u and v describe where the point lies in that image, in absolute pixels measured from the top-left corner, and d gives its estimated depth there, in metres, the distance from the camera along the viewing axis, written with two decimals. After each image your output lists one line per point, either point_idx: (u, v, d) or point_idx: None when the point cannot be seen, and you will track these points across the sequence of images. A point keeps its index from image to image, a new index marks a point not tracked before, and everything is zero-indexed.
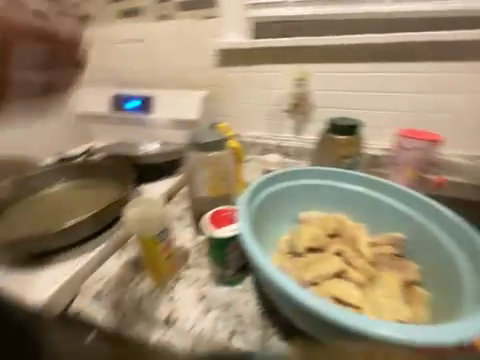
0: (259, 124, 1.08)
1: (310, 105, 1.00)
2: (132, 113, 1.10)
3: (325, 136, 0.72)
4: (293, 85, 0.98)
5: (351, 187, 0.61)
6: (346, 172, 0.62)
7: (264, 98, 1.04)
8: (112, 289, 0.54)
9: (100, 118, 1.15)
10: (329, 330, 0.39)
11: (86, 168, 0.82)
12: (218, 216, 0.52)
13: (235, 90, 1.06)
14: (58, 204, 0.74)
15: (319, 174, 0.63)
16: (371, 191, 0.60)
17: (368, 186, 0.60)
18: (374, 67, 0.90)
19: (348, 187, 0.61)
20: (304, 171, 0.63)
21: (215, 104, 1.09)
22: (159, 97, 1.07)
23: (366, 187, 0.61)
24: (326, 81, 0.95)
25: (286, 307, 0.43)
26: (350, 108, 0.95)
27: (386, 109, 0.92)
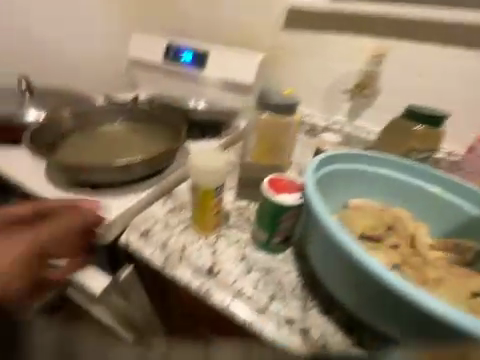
0: (312, 100, 0.99)
1: (378, 90, 0.89)
2: (183, 67, 1.04)
3: (399, 122, 0.65)
4: (368, 62, 0.87)
5: (423, 183, 0.55)
6: (421, 166, 0.56)
7: (326, 72, 0.94)
8: (160, 230, 0.57)
9: (148, 65, 1.10)
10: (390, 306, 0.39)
11: (139, 113, 0.83)
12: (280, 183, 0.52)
13: (296, 58, 0.97)
14: (112, 142, 0.77)
15: (390, 163, 0.57)
16: (447, 195, 0.54)
17: (443, 186, 0.55)
18: (468, 56, 0.77)
19: (419, 183, 0.55)
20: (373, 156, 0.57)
21: (270, 70, 1.02)
22: (214, 53, 1.01)
23: (440, 187, 0.55)
24: (405, 63, 0.84)
25: (342, 279, 0.43)
26: (423, 99, 0.84)
27: (466, 107, 0.80)
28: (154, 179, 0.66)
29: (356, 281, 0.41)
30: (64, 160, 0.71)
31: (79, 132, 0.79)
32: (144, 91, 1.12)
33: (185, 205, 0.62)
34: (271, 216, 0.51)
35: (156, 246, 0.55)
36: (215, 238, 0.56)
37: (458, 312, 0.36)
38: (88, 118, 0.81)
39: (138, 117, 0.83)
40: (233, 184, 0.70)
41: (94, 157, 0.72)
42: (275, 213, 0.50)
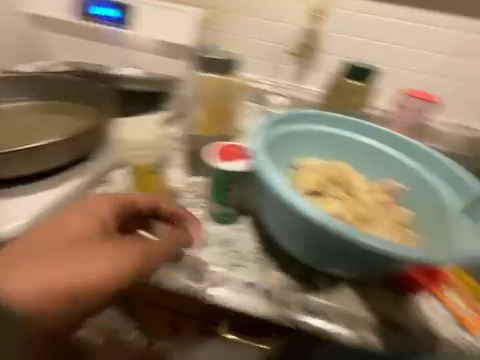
0: (254, 64, 0.89)
1: (321, 49, 0.85)
2: (102, 24, 0.84)
3: (338, 79, 0.70)
4: (306, 18, 0.83)
5: (360, 136, 0.59)
6: (356, 121, 0.59)
7: (269, 32, 0.86)
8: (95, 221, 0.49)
9: (56, 25, 0.87)
10: (332, 247, 0.42)
11: (49, 86, 0.68)
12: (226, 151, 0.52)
13: (235, 15, 0.86)
14: (19, 127, 0.63)
15: (329, 121, 0.59)
16: (386, 147, 0.58)
17: (376, 137, 0.59)
18: (398, 11, 0.78)
19: (356, 136, 0.59)
20: (314, 115, 0.59)
21: (206, 31, 0.86)
22: (138, 7, 0.82)
23: (375, 138, 0.59)
24: (345, 20, 0.81)
25: (290, 232, 0.45)
26: (363, 58, 0.83)
27: (399, 65, 0.83)
28: (86, 163, 0.60)
29: (304, 232, 0.43)
30: None
31: None
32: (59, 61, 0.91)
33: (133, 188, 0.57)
34: (219, 184, 0.51)
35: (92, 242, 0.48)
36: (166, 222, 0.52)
37: (386, 243, 0.40)
38: None
39: (49, 94, 0.68)
40: (180, 162, 0.63)
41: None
42: (222, 181, 0.50)
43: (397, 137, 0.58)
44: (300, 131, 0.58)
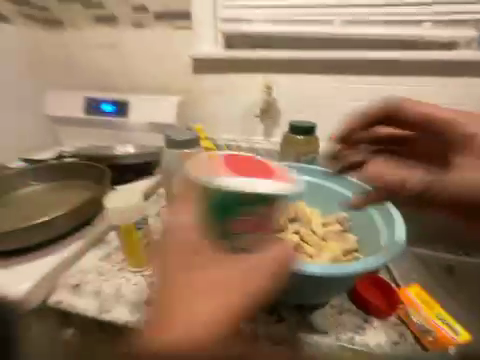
0: (229, 128, 1.17)
1: (277, 111, 1.11)
2: (107, 117, 1.13)
3: (286, 136, 0.89)
4: (262, 92, 1.09)
5: (305, 178, 0.73)
6: (300, 166, 0.74)
7: (236, 104, 1.13)
8: (90, 281, 0.56)
9: (78, 122, 1.18)
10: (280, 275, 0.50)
11: (61, 168, 0.84)
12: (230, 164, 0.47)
13: (209, 96, 1.15)
14: (31, 204, 0.75)
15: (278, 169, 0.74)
16: (331, 184, 0.72)
17: (317, 177, 0.73)
18: (329, 78, 1.03)
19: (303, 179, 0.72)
20: None
21: (188, 109, 1.17)
22: (133, 101, 1.11)
23: (316, 179, 0.73)
24: (291, 89, 1.07)
25: None
26: (312, 113, 1.08)
27: (341, 115, 1.06)
28: (84, 228, 0.66)
29: None
30: None
31: None
32: (78, 146, 1.21)
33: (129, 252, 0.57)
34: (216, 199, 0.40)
35: (91, 312, 0.51)
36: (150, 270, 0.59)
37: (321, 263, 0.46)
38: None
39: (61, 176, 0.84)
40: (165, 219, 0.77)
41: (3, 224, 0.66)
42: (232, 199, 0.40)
43: (333, 175, 0.72)
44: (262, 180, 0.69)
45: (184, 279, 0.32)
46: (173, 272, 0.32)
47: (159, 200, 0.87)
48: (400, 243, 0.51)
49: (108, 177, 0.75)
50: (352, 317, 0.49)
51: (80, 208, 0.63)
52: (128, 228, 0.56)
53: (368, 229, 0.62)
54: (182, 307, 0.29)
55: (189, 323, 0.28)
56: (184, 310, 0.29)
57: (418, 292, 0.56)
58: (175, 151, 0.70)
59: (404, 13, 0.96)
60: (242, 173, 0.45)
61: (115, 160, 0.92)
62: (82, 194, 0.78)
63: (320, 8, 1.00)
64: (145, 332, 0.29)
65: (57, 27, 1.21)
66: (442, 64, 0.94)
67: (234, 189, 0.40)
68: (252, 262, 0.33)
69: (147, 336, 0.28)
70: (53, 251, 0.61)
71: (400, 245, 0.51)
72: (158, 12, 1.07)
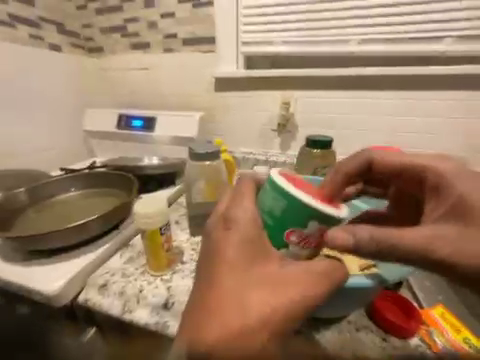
0: (248, 141, 1.23)
1: (294, 125, 1.14)
2: (135, 132, 1.24)
3: (304, 149, 0.91)
4: (280, 108, 1.13)
5: None
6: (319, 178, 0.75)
7: (255, 119, 1.19)
8: (116, 281, 0.60)
9: (111, 136, 1.31)
10: None
11: (96, 177, 0.93)
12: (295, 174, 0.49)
13: (230, 112, 1.22)
14: (67, 209, 0.82)
15: None
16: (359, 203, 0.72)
17: None
18: (347, 94, 1.05)
19: None
20: None
21: (210, 124, 1.26)
22: (160, 117, 1.20)
23: None
24: (309, 105, 1.11)
25: None
26: (329, 128, 1.11)
27: (359, 129, 1.07)
28: (113, 232, 0.72)
29: None
30: (13, 232, 0.71)
31: (32, 207, 0.82)
32: (110, 156, 1.33)
33: (149, 254, 0.61)
34: (293, 213, 0.43)
35: (116, 311, 0.55)
36: (170, 275, 0.62)
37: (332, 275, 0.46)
38: (39, 190, 0.85)
39: (93, 184, 0.94)
40: (185, 226, 0.81)
41: (43, 225, 0.73)
42: (309, 213, 0.43)
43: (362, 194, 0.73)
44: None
45: (241, 276, 0.38)
46: (233, 265, 0.39)
47: (179, 208, 0.92)
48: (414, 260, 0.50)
49: (134, 186, 0.82)
50: (370, 336, 0.48)
51: (112, 213, 0.68)
52: (153, 233, 0.59)
53: None
54: (238, 296, 0.36)
55: (241, 310, 0.35)
56: (235, 297, 0.36)
57: (441, 312, 0.52)
58: (197, 162, 0.74)
59: (430, 28, 0.91)
60: (307, 186, 0.46)
61: (142, 170, 1.00)
62: (113, 200, 0.85)
63: (340, 26, 0.99)
64: (204, 308, 0.36)
65: (99, 53, 1.38)
66: (468, 79, 0.92)
67: (301, 200, 0.43)
68: (295, 273, 0.40)
69: (207, 311, 0.36)
70: (86, 251, 0.67)
71: None
72: (185, 38, 1.18)
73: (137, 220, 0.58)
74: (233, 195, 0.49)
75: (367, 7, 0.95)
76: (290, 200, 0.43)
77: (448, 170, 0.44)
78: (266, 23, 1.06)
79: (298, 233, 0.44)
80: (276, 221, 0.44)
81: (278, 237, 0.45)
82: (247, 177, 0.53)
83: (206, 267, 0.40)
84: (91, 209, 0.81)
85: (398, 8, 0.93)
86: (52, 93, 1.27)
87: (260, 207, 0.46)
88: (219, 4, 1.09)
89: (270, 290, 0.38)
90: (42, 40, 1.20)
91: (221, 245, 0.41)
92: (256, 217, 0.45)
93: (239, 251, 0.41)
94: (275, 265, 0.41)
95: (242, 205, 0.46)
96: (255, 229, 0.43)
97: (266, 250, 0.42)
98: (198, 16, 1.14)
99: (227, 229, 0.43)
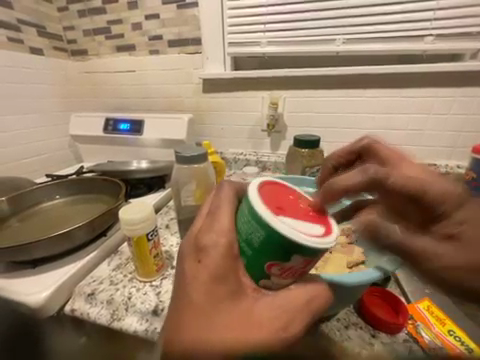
0: (238, 142, 1.24)
1: (283, 125, 1.15)
2: (122, 135, 1.22)
3: (292, 149, 0.91)
4: (269, 108, 1.13)
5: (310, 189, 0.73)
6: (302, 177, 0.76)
7: (244, 120, 1.20)
8: (103, 289, 0.59)
9: (97, 140, 1.29)
10: None
11: (82, 183, 0.91)
12: (270, 194, 0.40)
13: (219, 113, 1.22)
14: (51, 217, 0.80)
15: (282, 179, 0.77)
16: None
17: None
18: (334, 93, 1.06)
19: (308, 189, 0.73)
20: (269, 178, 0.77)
21: (199, 126, 1.27)
22: (147, 120, 1.18)
23: None
24: (296, 104, 1.11)
25: None
26: (317, 127, 1.13)
27: (346, 127, 1.10)
28: (101, 239, 0.71)
29: None
30: None
31: (14, 217, 0.79)
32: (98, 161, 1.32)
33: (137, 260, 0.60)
34: (272, 246, 0.34)
35: (104, 321, 0.54)
36: (159, 281, 0.61)
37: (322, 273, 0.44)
38: (21, 198, 0.82)
39: (78, 190, 0.92)
40: (175, 230, 0.81)
41: (26, 235, 0.71)
42: (291, 248, 0.34)
43: None
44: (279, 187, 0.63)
45: (209, 313, 0.34)
46: (212, 288, 0.36)
47: (169, 212, 0.91)
48: None
49: (122, 191, 0.81)
50: (358, 332, 0.48)
51: (98, 220, 0.67)
52: (139, 239, 0.58)
53: None
54: (215, 326, 0.33)
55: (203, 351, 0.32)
56: (213, 324, 0.33)
57: (427, 306, 0.54)
58: (185, 166, 0.72)
59: (412, 26, 0.93)
60: (285, 211, 0.38)
61: (130, 174, 0.98)
62: (100, 206, 0.83)
63: (325, 26, 1.00)
64: (181, 327, 0.34)
65: (84, 57, 1.36)
66: (449, 76, 0.94)
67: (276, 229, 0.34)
68: (268, 311, 0.35)
69: (184, 331, 0.33)
70: (72, 260, 0.65)
71: None
72: (171, 40, 1.17)
73: (124, 224, 0.57)
74: (209, 213, 0.42)
75: (351, 6, 0.95)
76: (269, 230, 0.34)
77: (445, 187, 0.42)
78: (252, 23, 1.05)
79: (281, 268, 0.36)
80: (255, 253, 0.36)
81: (258, 271, 0.37)
82: (226, 187, 0.45)
83: (184, 282, 0.37)
84: (77, 216, 0.79)
85: (382, 6, 0.93)
86: (35, 99, 1.23)
87: (237, 228, 0.38)
88: (204, 3, 1.07)
89: (254, 321, 0.34)
90: (23, 44, 1.16)
91: (189, 279, 0.37)
92: (231, 243, 0.37)
93: (220, 274, 0.36)
94: (249, 301, 0.36)
95: (213, 229, 0.39)
96: (228, 260, 0.37)
97: (239, 284, 0.37)
98: (184, 17, 1.13)
99: (197, 259, 0.38)
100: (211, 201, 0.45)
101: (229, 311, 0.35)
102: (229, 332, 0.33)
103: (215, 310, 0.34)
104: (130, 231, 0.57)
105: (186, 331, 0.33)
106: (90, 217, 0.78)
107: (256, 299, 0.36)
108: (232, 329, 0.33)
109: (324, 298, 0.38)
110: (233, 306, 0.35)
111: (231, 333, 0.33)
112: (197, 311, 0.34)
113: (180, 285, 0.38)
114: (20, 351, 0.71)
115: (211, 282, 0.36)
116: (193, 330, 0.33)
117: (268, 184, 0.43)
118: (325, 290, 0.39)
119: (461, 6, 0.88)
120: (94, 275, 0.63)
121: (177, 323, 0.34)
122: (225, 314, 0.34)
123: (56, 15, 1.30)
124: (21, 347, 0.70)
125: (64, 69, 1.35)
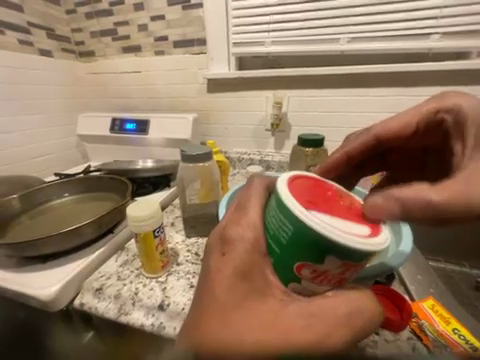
0: (242, 142, 1.25)
1: (287, 124, 1.16)
2: (128, 135, 1.24)
3: (297, 148, 0.92)
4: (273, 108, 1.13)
5: None
6: None
7: (248, 119, 1.20)
8: (111, 284, 0.60)
9: (104, 139, 1.31)
10: None
11: (90, 181, 0.93)
12: (303, 187, 0.38)
13: (223, 113, 1.23)
14: (60, 214, 0.82)
15: None
16: None
17: None
18: (338, 93, 1.06)
19: None
20: None
21: (204, 126, 1.28)
22: (153, 120, 1.20)
23: None
24: (300, 104, 1.12)
25: None
26: (321, 126, 1.13)
27: (350, 127, 1.09)
28: (109, 236, 0.73)
29: None
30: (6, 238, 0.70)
31: (25, 213, 0.81)
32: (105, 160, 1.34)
33: (144, 255, 0.61)
34: (302, 243, 0.31)
35: (111, 316, 0.55)
36: (165, 277, 0.62)
37: None
38: (32, 196, 0.84)
39: (87, 188, 0.94)
40: (181, 227, 0.82)
41: (37, 231, 0.73)
42: (325, 246, 0.30)
43: None
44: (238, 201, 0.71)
45: (233, 310, 0.32)
46: (235, 283, 0.34)
47: (174, 210, 0.93)
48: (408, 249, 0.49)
49: (128, 189, 0.82)
50: None
51: (106, 217, 0.69)
52: (146, 235, 0.59)
53: None
54: (236, 322, 0.31)
55: (226, 353, 0.29)
56: (235, 319, 0.32)
57: (431, 305, 0.54)
58: (191, 164, 0.73)
59: (418, 25, 0.92)
60: (320, 206, 0.35)
61: (136, 173, 1.00)
62: (107, 204, 0.85)
63: (329, 25, 1.00)
64: (200, 318, 0.32)
65: (92, 58, 1.39)
66: (456, 75, 0.93)
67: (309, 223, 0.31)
68: (299, 317, 0.32)
69: (203, 321, 0.32)
70: (81, 256, 0.67)
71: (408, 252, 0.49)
72: (176, 41, 1.19)
73: (131, 220, 0.58)
74: (236, 208, 0.41)
75: (355, 5, 0.95)
76: (299, 225, 0.31)
77: (466, 108, 0.46)
78: (256, 23, 1.06)
79: (312, 268, 0.32)
80: (282, 251, 0.33)
81: (285, 271, 0.34)
82: (256, 183, 0.44)
83: (207, 273, 0.36)
84: (85, 213, 0.81)
85: (387, 5, 0.93)
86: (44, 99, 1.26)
87: (265, 224, 0.36)
88: (208, 4, 1.08)
89: (278, 321, 0.32)
90: (33, 46, 1.19)
91: (213, 272, 0.35)
92: (259, 240, 0.36)
93: (244, 271, 0.35)
94: (275, 305, 0.33)
95: (242, 225, 0.38)
96: (254, 258, 0.35)
97: (265, 284, 0.35)
98: (189, 18, 1.14)
99: (222, 253, 0.37)
100: (240, 197, 0.43)
101: (251, 309, 0.33)
102: (251, 329, 0.31)
103: (237, 305, 0.33)
104: (138, 227, 0.58)
105: (206, 321, 0.32)
106: (97, 214, 0.80)
107: (284, 303, 0.34)
108: (253, 325, 0.31)
109: (366, 311, 0.35)
110: (256, 305, 0.33)
111: (253, 330, 0.31)
112: (217, 304, 0.33)
113: (202, 275, 0.37)
114: (30, 344, 0.73)
115: (234, 276, 0.34)
116: (212, 320, 0.32)
117: (299, 179, 0.39)
118: (367, 294, 0.36)
119: (467, 4, 0.87)
120: (102, 270, 0.65)
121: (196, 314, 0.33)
122: (248, 311, 0.32)
123: (64, 17, 1.33)
124: (31, 340, 0.73)
125: (72, 70, 1.38)
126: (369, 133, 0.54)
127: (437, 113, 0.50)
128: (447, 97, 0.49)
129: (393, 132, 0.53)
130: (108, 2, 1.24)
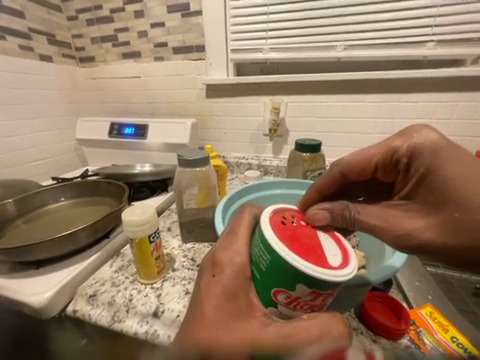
0: (240, 146, 1.26)
1: (285, 130, 1.16)
2: (127, 139, 1.24)
3: (295, 153, 0.92)
4: (271, 113, 1.14)
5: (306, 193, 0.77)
6: (298, 181, 0.80)
7: (247, 124, 1.21)
8: (106, 290, 0.59)
9: (103, 144, 1.31)
10: None
11: (87, 186, 0.93)
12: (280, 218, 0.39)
13: (221, 118, 1.24)
14: (55, 219, 0.81)
15: (282, 184, 0.81)
16: None
17: None
18: (336, 98, 1.07)
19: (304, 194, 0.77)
20: (267, 184, 0.81)
21: (202, 131, 1.29)
22: (151, 124, 1.21)
23: None
24: (298, 109, 1.13)
25: None
26: (318, 131, 1.13)
27: (348, 132, 1.10)
28: (104, 241, 0.72)
29: None
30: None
31: (20, 218, 0.81)
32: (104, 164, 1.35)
33: (140, 261, 0.60)
34: (279, 271, 0.32)
35: (105, 323, 0.54)
36: (160, 283, 0.61)
37: None
38: (27, 200, 0.84)
39: (83, 193, 0.94)
40: (177, 232, 0.81)
41: (31, 236, 0.72)
42: (298, 276, 0.31)
43: None
44: (236, 203, 0.73)
45: (217, 327, 0.31)
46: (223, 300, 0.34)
47: (171, 215, 0.92)
48: (400, 262, 0.47)
49: (124, 194, 0.82)
50: (359, 337, 0.48)
51: (101, 223, 0.68)
52: (141, 241, 0.59)
53: (374, 247, 0.58)
54: (222, 336, 0.30)
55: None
56: (220, 332, 0.30)
57: (429, 312, 0.53)
58: (189, 170, 0.73)
59: (413, 33, 0.94)
60: (296, 236, 0.36)
61: (135, 178, 1.00)
62: (104, 208, 0.85)
63: (326, 32, 1.01)
64: (188, 332, 0.31)
65: (92, 63, 1.40)
66: (450, 82, 0.95)
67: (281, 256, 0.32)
68: (277, 335, 0.29)
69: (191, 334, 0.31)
70: (76, 261, 0.66)
71: (400, 265, 0.47)
72: (176, 47, 1.20)
73: (127, 225, 0.58)
74: (227, 233, 0.42)
75: (352, 13, 0.97)
76: (274, 256, 0.32)
77: (427, 147, 0.42)
78: (255, 30, 1.08)
79: (287, 295, 0.32)
80: (263, 279, 0.34)
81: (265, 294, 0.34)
82: (246, 212, 0.45)
83: (198, 291, 0.36)
84: (81, 218, 0.80)
85: (383, 13, 0.94)
86: (43, 103, 1.26)
87: (251, 253, 0.37)
88: (208, 12, 1.10)
89: (262, 338, 0.29)
90: (33, 52, 1.20)
91: (202, 292, 0.36)
92: (245, 265, 0.37)
93: (231, 289, 0.35)
94: (256, 323, 0.32)
95: (231, 247, 0.39)
96: (240, 280, 0.36)
97: (249, 306, 0.34)
98: (188, 25, 1.16)
99: (212, 274, 0.37)
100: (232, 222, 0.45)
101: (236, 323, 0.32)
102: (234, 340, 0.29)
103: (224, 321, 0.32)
104: (133, 232, 0.58)
105: (193, 336, 0.31)
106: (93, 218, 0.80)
107: (265, 322, 0.32)
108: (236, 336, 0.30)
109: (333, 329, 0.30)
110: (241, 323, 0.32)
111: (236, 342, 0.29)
112: (204, 319, 0.32)
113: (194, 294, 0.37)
114: (23, 351, 0.72)
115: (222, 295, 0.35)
116: (199, 334, 0.31)
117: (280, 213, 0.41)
118: (337, 316, 0.31)
119: (461, 13, 0.89)
120: (96, 277, 0.64)
121: (186, 328, 0.32)
122: (232, 326, 0.31)
123: (65, 24, 1.35)
124: (23, 347, 0.71)
125: (72, 75, 1.39)
126: (335, 166, 0.50)
127: (396, 152, 0.45)
128: (412, 132, 0.44)
129: (355, 166, 0.49)
130: (109, 10, 1.26)
